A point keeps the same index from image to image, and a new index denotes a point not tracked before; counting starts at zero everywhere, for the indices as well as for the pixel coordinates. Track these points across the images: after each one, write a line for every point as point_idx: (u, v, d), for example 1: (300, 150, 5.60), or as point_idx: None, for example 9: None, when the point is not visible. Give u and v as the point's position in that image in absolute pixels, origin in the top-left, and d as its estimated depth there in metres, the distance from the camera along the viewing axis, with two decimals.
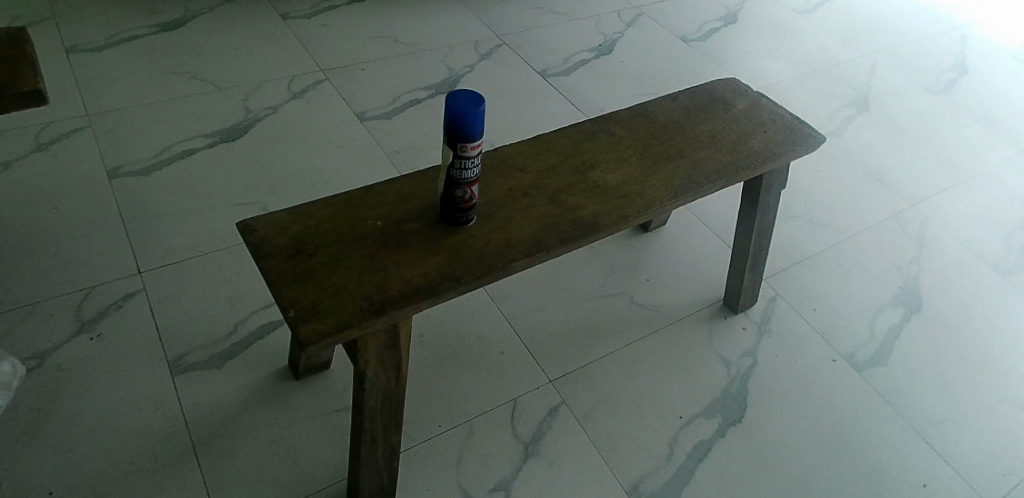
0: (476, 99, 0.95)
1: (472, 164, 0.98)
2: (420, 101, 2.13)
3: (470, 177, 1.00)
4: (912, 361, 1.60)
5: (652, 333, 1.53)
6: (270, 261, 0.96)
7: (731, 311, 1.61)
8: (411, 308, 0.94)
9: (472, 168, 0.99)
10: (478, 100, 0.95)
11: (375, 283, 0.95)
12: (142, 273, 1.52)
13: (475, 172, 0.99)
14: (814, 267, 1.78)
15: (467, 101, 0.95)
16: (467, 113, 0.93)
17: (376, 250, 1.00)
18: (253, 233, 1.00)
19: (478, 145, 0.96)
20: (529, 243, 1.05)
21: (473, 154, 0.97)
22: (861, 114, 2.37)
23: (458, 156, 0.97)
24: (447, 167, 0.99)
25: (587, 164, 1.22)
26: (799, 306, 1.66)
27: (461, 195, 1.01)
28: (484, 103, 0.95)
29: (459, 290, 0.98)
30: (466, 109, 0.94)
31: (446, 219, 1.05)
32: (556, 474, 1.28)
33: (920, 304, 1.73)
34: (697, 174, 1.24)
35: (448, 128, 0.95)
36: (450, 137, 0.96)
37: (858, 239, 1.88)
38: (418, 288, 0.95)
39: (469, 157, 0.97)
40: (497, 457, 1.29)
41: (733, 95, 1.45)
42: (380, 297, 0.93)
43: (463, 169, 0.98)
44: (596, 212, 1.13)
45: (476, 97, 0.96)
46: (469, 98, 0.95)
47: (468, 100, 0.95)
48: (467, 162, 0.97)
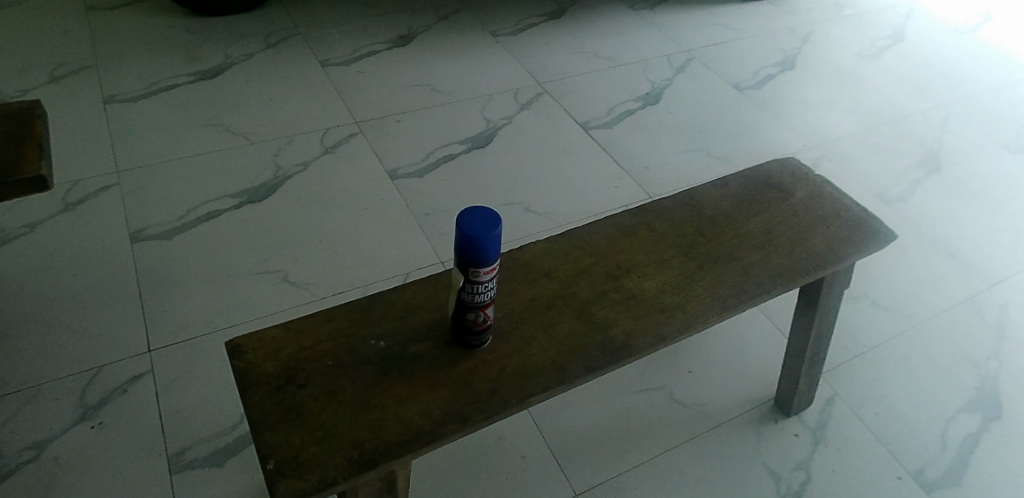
0: (489, 217, 0.84)
1: (485, 288, 0.87)
2: (454, 157, 2.02)
3: (483, 301, 0.88)
4: (987, 480, 1.43)
5: (694, 439, 1.42)
6: (256, 392, 0.87)
7: (783, 414, 1.49)
8: (407, 456, 0.83)
9: (486, 292, 0.87)
10: (494, 221, 0.83)
11: (370, 425, 0.85)
12: (152, 351, 1.46)
13: (490, 295, 0.88)
14: (876, 362, 1.64)
15: (479, 220, 0.83)
16: (479, 236, 0.81)
17: (375, 381, 0.89)
18: (241, 356, 0.90)
19: (492, 268, 0.85)
20: (550, 371, 0.94)
21: (486, 278, 0.86)
22: (931, 176, 2.18)
23: (469, 281, 0.85)
24: (457, 290, 0.88)
25: (622, 267, 1.09)
26: (860, 410, 1.53)
27: (474, 319, 0.90)
28: (499, 225, 0.83)
29: (464, 433, 0.87)
30: (478, 232, 0.82)
31: (457, 341, 0.94)
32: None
33: (1000, 411, 1.56)
34: (747, 282, 1.10)
35: (457, 250, 0.84)
36: (459, 260, 0.85)
37: (928, 327, 1.72)
38: (417, 432, 0.85)
39: (481, 281, 0.86)
40: None
41: (791, 180, 1.31)
42: (373, 444, 0.83)
43: (474, 293, 0.87)
44: (629, 330, 1.00)
45: (489, 214, 0.84)
46: (482, 216, 0.84)
47: (480, 219, 0.83)
48: (479, 287, 0.86)
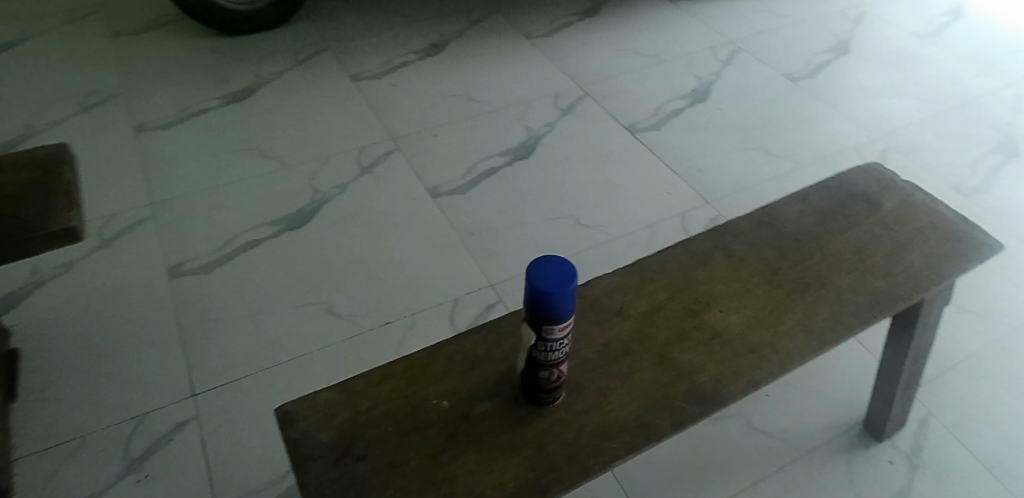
0: (564, 271, 0.74)
1: (560, 345, 0.77)
2: (497, 170, 1.92)
3: (558, 358, 0.79)
4: None
5: (777, 471, 1.34)
6: (312, 466, 0.78)
7: (875, 440, 1.39)
8: None
9: (561, 349, 0.78)
10: (568, 272, 0.74)
11: None
12: (195, 395, 1.39)
13: (565, 352, 0.78)
14: (968, 374, 1.53)
15: (554, 274, 0.74)
16: (554, 295, 0.72)
17: (442, 448, 0.81)
18: (292, 424, 0.82)
19: (567, 326, 0.75)
20: (634, 427, 0.84)
21: (561, 336, 0.76)
22: (1008, 162, 2.03)
23: (542, 339, 0.76)
24: (529, 347, 0.78)
25: (701, 300, 0.99)
26: (957, 430, 1.43)
27: (545, 379, 0.81)
28: (575, 277, 0.73)
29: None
30: (553, 289, 0.72)
31: (526, 399, 0.85)
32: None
33: None
34: (844, 311, 1.01)
35: (528, 307, 0.75)
36: (532, 318, 0.75)
37: (1022, 333, 1.60)
38: None
39: (556, 338, 0.76)
40: None
41: (878, 190, 1.21)
42: None
43: (548, 351, 0.77)
44: (718, 375, 0.91)
45: (566, 267, 0.74)
46: (556, 269, 0.74)
47: (554, 273, 0.74)
48: (554, 344, 0.77)
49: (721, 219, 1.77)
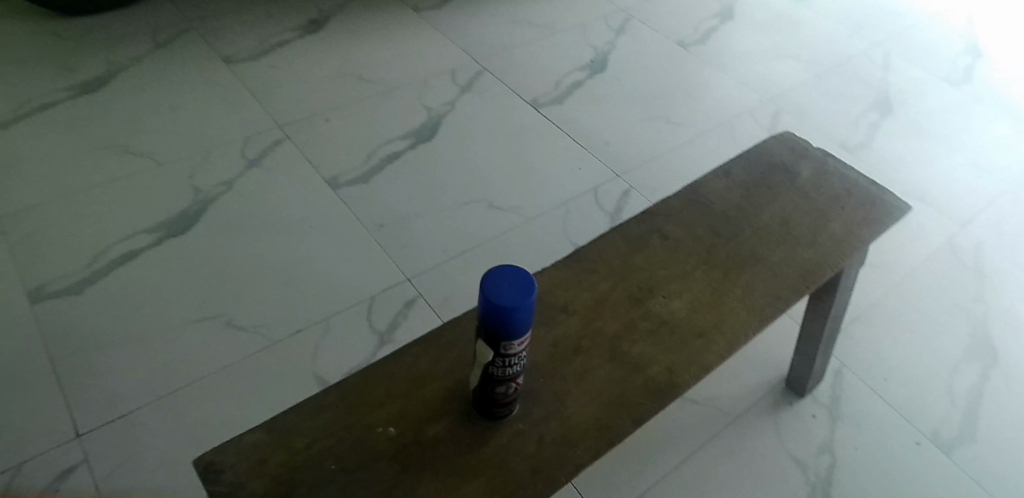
0: (522, 282, 0.67)
1: (518, 359, 0.71)
2: (398, 154, 1.82)
3: (516, 373, 0.72)
4: (1001, 433, 1.42)
5: (711, 439, 1.34)
6: None
7: (797, 395, 1.42)
8: None
9: (519, 363, 0.72)
10: (525, 282, 0.67)
11: None
12: (81, 436, 1.23)
13: (523, 365, 0.72)
14: (872, 322, 1.57)
15: (511, 286, 0.67)
16: (513, 311, 0.65)
17: (395, 481, 0.73)
18: (218, 477, 0.72)
19: (525, 341, 0.69)
20: (596, 431, 0.80)
21: (519, 350, 0.70)
22: (887, 117, 2.13)
23: (500, 355, 0.69)
24: (484, 365, 0.72)
25: (645, 287, 0.95)
26: (869, 378, 1.47)
27: (501, 395, 0.74)
28: (534, 286, 0.67)
29: None
30: (512, 304, 0.66)
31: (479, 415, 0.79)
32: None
33: (996, 356, 1.54)
34: (779, 285, 0.98)
35: (483, 323, 0.68)
36: (487, 334, 0.69)
37: (915, 279, 1.67)
38: None
39: (513, 353, 0.70)
40: None
41: (793, 158, 1.18)
42: None
43: (506, 367, 0.71)
44: (670, 364, 0.87)
45: (524, 277, 0.68)
46: (514, 280, 0.68)
47: (512, 285, 0.67)
48: (512, 359, 0.70)
49: (632, 193, 1.76)
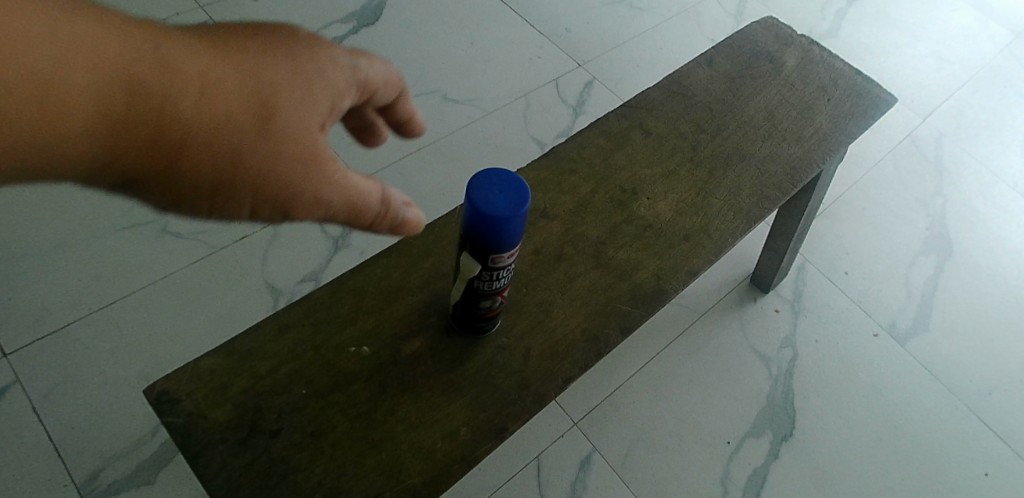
0: (513, 187, 0.61)
1: (505, 273, 0.66)
2: (341, 40, 1.66)
3: (501, 287, 0.67)
4: (952, 322, 1.45)
5: (678, 337, 1.33)
6: (213, 455, 0.63)
7: (761, 291, 1.40)
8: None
9: (505, 277, 0.66)
10: (517, 188, 0.61)
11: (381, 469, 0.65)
12: (8, 355, 1.11)
13: (509, 279, 0.67)
14: (835, 216, 1.56)
15: (501, 192, 0.61)
16: (506, 221, 0.59)
17: (372, 404, 0.68)
18: (174, 408, 0.65)
19: (514, 254, 0.64)
20: (584, 342, 0.75)
21: (507, 263, 0.64)
22: (852, 5, 2.06)
23: (487, 268, 0.64)
24: (468, 278, 0.66)
25: (628, 188, 0.89)
26: (831, 272, 1.47)
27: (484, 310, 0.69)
28: (527, 194, 0.61)
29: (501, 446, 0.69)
30: (504, 214, 0.60)
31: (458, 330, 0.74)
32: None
33: (950, 248, 1.56)
34: (765, 184, 0.92)
35: (469, 234, 0.62)
36: (474, 245, 0.63)
37: (877, 172, 1.66)
38: (445, 463, 0.66)
39: (501, 266, 0.64)
40: None
41: (777, 46, 1.11)
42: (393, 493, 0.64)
43: (492, 281, 0.66)
44: (657, 270, 0.82)
45: (515, 181, 0.61)
46: (504, 185, 0.61)
47: (502, 191, 0.61)
48: (499, 273, 0.65)
49: (595, 84, 1.67)
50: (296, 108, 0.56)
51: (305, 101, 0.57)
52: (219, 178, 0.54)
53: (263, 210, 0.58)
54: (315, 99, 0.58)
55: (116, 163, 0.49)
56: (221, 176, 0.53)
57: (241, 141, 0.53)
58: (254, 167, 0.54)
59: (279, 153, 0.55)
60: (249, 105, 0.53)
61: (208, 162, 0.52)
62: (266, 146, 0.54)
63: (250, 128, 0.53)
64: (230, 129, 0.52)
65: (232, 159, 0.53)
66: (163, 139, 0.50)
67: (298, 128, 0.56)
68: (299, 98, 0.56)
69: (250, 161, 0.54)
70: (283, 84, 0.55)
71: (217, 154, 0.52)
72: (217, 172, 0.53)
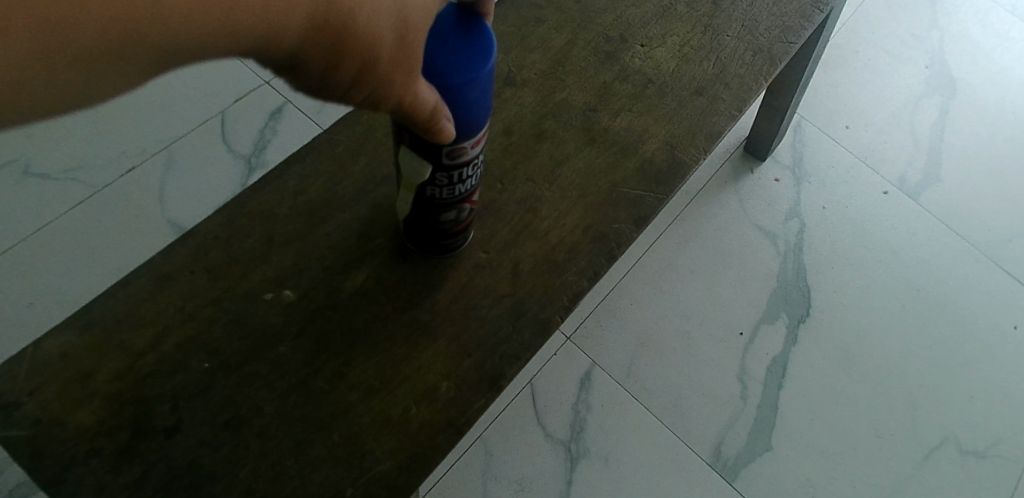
0: (471, 42, 0.46)
1: (471, 170, 0.51)
2: None
3: (467, 191, 0.52)
4: (966, 166, 1.30)
5: (673, 222, 1.15)
6: (93, 466, 0.50)
7: (757, 159, 1.22)
8: (421, 473, 0.50)
9: (471, 176, 0.51)
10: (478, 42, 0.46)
11: (328, 449, 0.50)
12: None
13: (476, 181, 0.52)
14: (826, 65, 1.37)
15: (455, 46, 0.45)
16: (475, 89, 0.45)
17: (306, 367, 0.53)
18: (16, 416, 0.51)
19: (480, 137, 0.49)
20: (587, 244, 0.57)
21: (472, 153, 0.49)
22: None
23: (446, 159, 0.49)
24: (423, 182, 0.50)
25: (614, 35, 0.67)
26: (830, 128, 1.29)
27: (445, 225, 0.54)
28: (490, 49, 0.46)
29: (492, 395, 0.52)
30: (464, 79, 0.45)
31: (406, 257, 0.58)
32: (617, 476, 0.96)
33: (955, 85, 1.39)
34: (786, 10, 0.71)
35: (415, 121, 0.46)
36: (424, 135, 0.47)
37: (866, 9, 1.45)
38: (414, 430, 0.51)
39: (465, 158, 0.49)
40: (534, 477, 0.95)
41: None
42: (349, 478, 0.50)
43: (454, 179, 0.50)
44: (669, 136, 0.62)
45: (470, 32, 0.46)
46: (451, 35, 0.45)
47: (452, 46, 0.45)
48: (463, 168, 0.50)
49: None
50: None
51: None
52: (348, 59, 0.41)
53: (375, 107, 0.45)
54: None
55: (270, 49, 0.39)
56: (351, 56, 0.41)
57: (386, 19, 0.41)
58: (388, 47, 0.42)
59: (414, 37, 0.43)
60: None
61: (354, 39, 0.40)
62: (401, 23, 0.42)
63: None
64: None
65: (373, 40, 0.41)
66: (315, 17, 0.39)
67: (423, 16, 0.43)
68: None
69: (386, 38, 0.41)
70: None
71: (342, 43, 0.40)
72: (350, 50, 0.41)
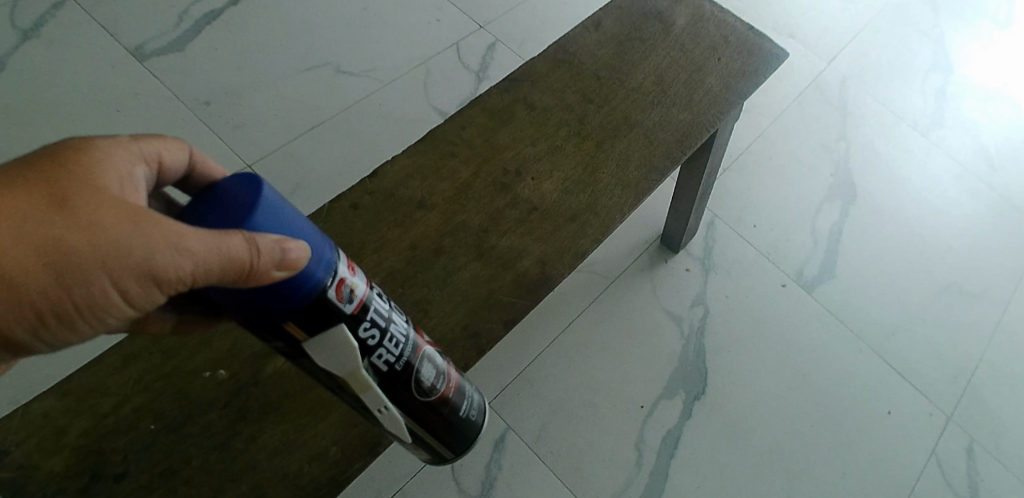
0: (228, 200, 0.54)
1: (388, 323, 0.62)
2: (220, 13, 1.56)
3: (404, 338, 0.64)
4: (858, 267, 1.48)
5: (591, 305, 1.31)
6: None
7: (671, 251, 1.39)
8: None
9: (395, 328, 0.63)
10: (245, 196, 0.54)
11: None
12: None
13: (403, 326, 0.64)
14: (743, 169, 1.56)
15: (203, 203, 0.54)
16: (257, 211, 0.53)
17: (229, 431, 0.69)
18: (4, 460, 0.66)
19: (316, 254, 0.56)
20: (464, 340, 0.73)
21: (361, 297, 0.60)
22: None
23: (363, 325, 0.60)
24: (375, 371, 0.63)
25: (511, 168, 0.85)
26: (740, 226, 1.47)
27: (433, 388, 0.67)
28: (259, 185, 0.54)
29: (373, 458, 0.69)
30: (241, 216, 0.53)
31: (459, 439, 0.72)
32: None
33: (855, 192, 1.58)
34: (654, 153, 0.89)
35: (291, 289, 0.55)
36: (308, 300, 0.56)
37: (783, 121, 1.65)
38: (305, 484, 0.67)
39: (371, 312, 0.61)
40: None
41: (668, 4, 1.05)
42: None
43: (387, 338, 0.62)
44: (543, 255, 0.79)
45: (220, 197, 0.54)
46: (201, 209, 0.54)
47: (213, 210, 0.53)
48: (381, 324, 0.62)
49: (497, 46, 1.60)
50: (92, 155, 0.54)
51: (102, 151, 0.55)
52: (66, 270, 0.52)
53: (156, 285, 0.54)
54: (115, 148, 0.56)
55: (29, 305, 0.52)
56: (88, 274, 0.52)
57: (88, 236, 0.52)
58: (93, 235, 0.52)
59: (127, 230, 0.52)
60: (30, 182, 0.52)
61: (72, 263, 0.52)
62: (82, 208, 0.52)
63: (53, 199, 0.52)
64: (11, 203, 0.51)
65: (90, 253, 0.52)
66: (28, 273, 0.51)
67: (113, 206, 0.53)
68: (92, 152, 0.54)
69: (102, 247, 0.52)
70: (59, 152, 0.54)
71: (70, 269, 0.52)
72: (79, 262, 0.52)
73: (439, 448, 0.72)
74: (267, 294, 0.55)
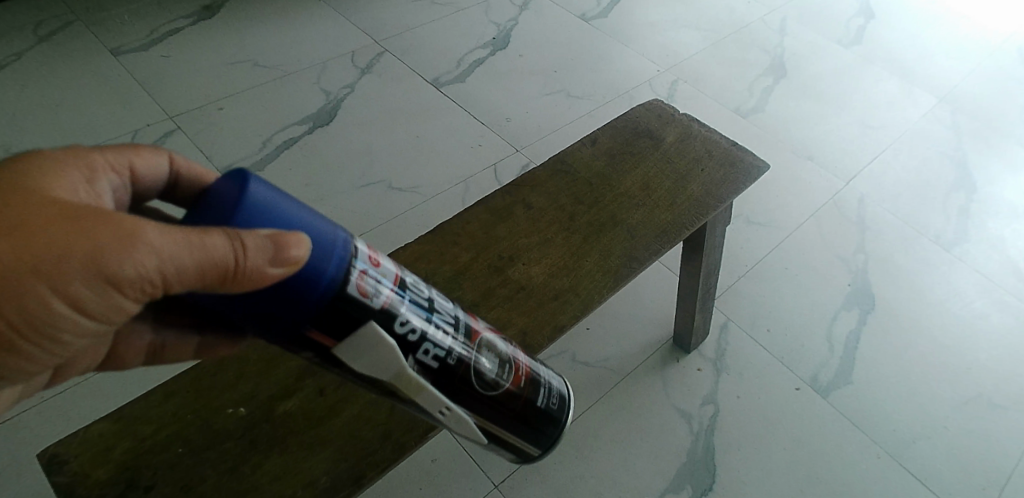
0: (213, 202, 0.62)
1: (429, 316, 0.74)
2: (296, 140, 1.82)
3: (450, 330, 0.75)
4: (876, 373, 1.50)
5: (602, 398, 1.40)
6: None
7: (683, 351, 1.47)
8: None
9: (438, 322, 0.74)
10: (228, 194, 0.61)
11: None
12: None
13: (445, 319, 0.75)
14: (759, 277, 1.65)
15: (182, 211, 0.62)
16: (247, 205, 0.61)
17: (242, 457, 0.83)
18: (61, 469, 0.80)
19: (323, 248, 0.64)
20: None
21: (390, 284, 0.70)
22: (780, 81, 2.18)
23: (411, 317, 0.72)
24: (433, 368, 0.74)
25: (505, 255, 1.00)
26: (754, 330, 1.54)
27: (488, 373, 0.79)
28: (244, 184, 0.61)
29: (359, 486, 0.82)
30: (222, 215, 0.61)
31: (533, 425, 0.84)
32: None
33: (874, 301, 1.63)
34: (635, 247, 1.02)
35: (309, 284, 0.63)
36: (327, 295, 0.65)
37: (801, 235, 1.75)
38: None
39: (410, 303, 0.72)
40: None
41: (660, 124, 1.20)
42: None
43: (434, 333, 0.74)
44: (525, 327, 0.93)
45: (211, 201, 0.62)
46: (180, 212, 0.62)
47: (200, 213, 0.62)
48: (424, 316, 0.73)
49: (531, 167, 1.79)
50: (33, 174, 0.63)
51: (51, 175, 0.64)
52: (26, 278, 0.59)
53: (103, 284, 0.61)
54: (68, 169, 0.66)
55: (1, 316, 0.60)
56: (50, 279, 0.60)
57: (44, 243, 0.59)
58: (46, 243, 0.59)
59: (80, 235, 0.60)
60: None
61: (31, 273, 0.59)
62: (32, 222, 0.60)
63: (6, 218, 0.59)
64: None
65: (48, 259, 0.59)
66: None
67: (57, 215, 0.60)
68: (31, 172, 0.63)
69: (57, 252, 0.59)
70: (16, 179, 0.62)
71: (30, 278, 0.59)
72: (38, 270, 0.59)
73: (515, 437, 0.83)
74: (288, 292, 0.63)
